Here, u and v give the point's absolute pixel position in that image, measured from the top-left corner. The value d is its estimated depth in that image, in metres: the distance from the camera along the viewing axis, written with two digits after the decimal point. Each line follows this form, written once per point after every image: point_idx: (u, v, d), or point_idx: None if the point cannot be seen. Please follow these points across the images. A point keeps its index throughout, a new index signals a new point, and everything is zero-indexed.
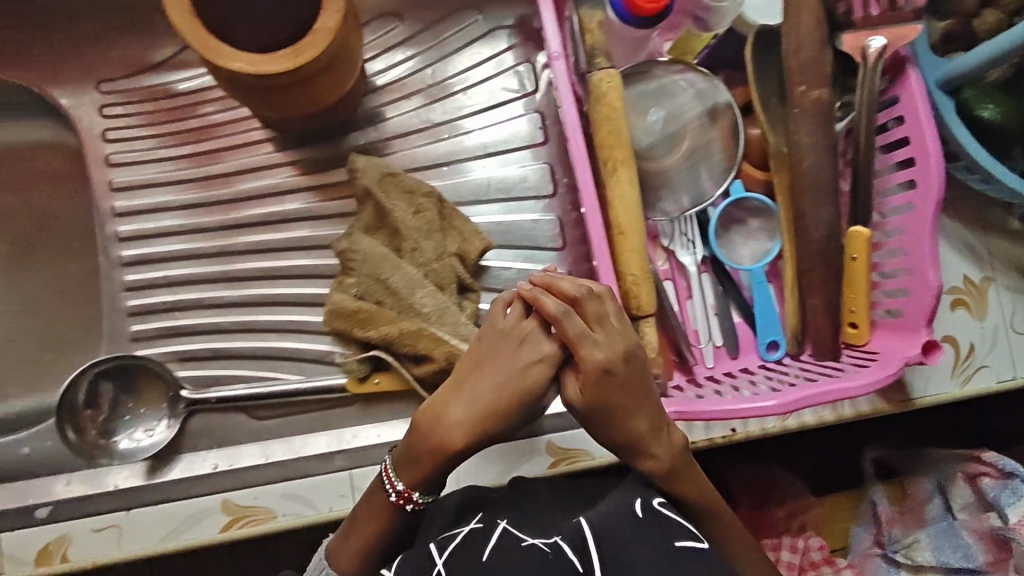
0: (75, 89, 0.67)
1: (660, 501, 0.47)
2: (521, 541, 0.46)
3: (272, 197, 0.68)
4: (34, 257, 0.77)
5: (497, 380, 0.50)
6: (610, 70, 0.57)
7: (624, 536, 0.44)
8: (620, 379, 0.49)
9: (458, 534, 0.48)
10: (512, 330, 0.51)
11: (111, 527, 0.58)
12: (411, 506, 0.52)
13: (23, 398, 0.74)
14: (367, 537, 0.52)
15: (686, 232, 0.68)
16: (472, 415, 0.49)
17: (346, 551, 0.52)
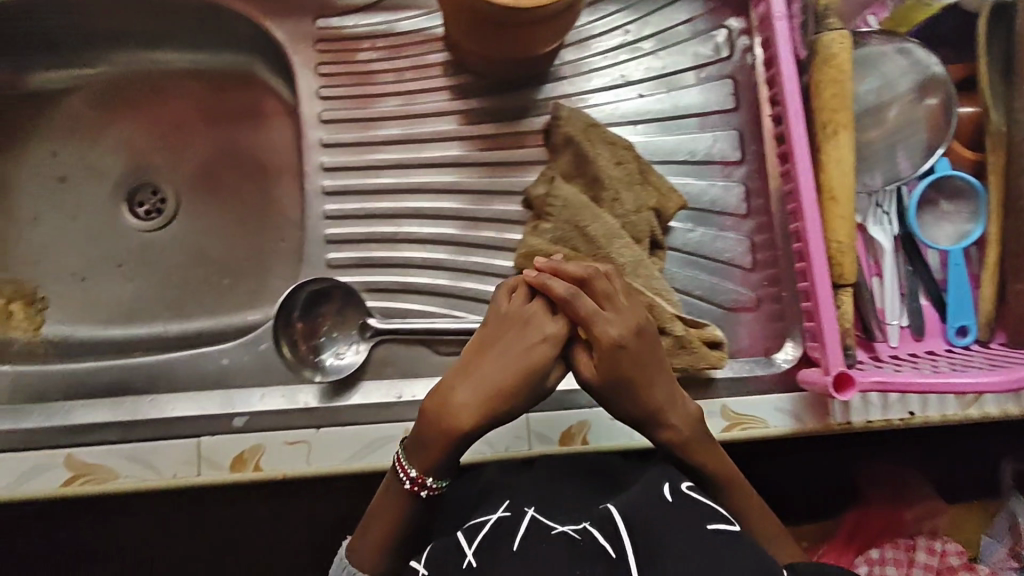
0: (293, 22, 0.70)
1: (688, 486, 0.49)
2: (550, 527, 0.44)
3: (470, 140, 0.69)
4: (214, 186, 0.80)
5: (503, 361, 0.51)
6: (843, 30, 0.57)
7: (659, 525, 0.43)
8: (633, 355, 0.51)
9: (486, 522, 0.46)
10: (514, 314, 0.53)
11: (302, 442, 0.61)
12: (425, 493, 0.53)
13: (205, 318, 0.77)
14: (386, 526, 0.54)
15: (881, 207, 0.67)
16: (484, 398, 0.50)
17: (368, 546, 0.54)
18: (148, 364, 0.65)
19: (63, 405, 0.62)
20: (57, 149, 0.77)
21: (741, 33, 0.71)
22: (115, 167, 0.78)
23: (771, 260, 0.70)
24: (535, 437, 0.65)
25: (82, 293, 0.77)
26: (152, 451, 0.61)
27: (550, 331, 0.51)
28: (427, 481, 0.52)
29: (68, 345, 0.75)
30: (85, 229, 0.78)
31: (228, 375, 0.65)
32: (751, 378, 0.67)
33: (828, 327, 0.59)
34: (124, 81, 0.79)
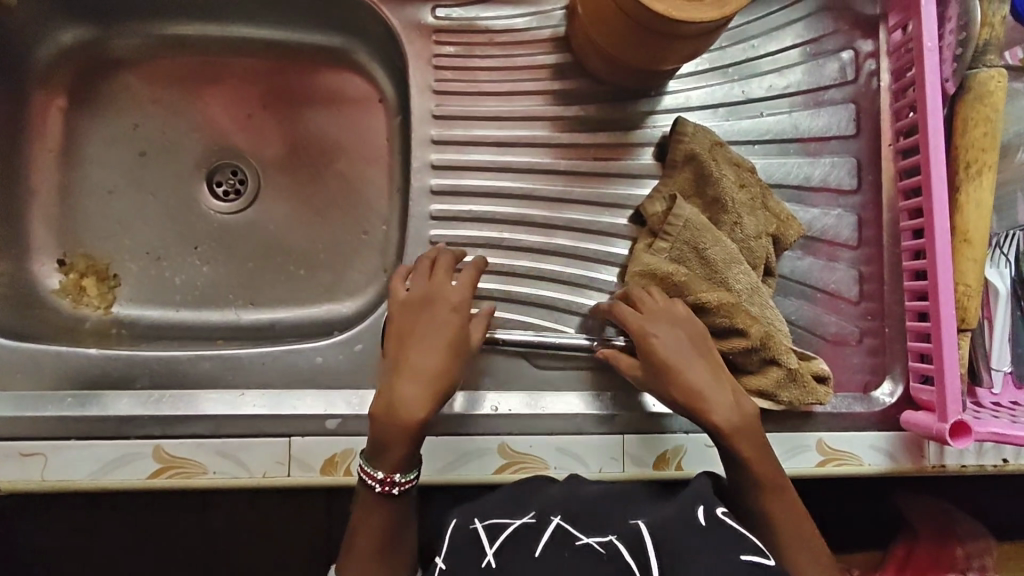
0: (410, 11, 0.68)
1: (722, 511, 0.48)
2: (575, 539, 0.45)
3: (579, 149, 0.67)
4: (297, 169, 0.75)
5: (429, 340, 0.55)
6: (999, 68, 0.57)
7: (685, 543, 0.44)
8: (666, 341, 0.56)
9: (511, 525, 0.47)
10: (419, 300, 0.58)
11: None
12: (397, 489, 0.52)
13: (277, 308, 0.74)
14: (368, 534, 0.52)
15: (1000, 249, 0.64)
16: (419, 380, 0.53)
17: (355, 559, 0.52)
18: (240, 355, 0.64)
19: (150, 394, 0.60)
20: (140, 121, 0.74)
21: (867, 56, 0.69)
22: (197, 144, 0.75)
23: (877, 292, 0.68)
24: (630, 459, 0.62)
25: (153, 272, 0.73)
26: (242, 448, 0.59)
27: (455, 299, 0.58)
28: (395, 476, 0.52)
29: (141, 327, 0.72)
30: (161, 206, 0.74)
31: (322, 374, 0.63)
32: (850, 415, 0.66)
33: (951, 372, 0.58)
34: (213, 54, 0.75)
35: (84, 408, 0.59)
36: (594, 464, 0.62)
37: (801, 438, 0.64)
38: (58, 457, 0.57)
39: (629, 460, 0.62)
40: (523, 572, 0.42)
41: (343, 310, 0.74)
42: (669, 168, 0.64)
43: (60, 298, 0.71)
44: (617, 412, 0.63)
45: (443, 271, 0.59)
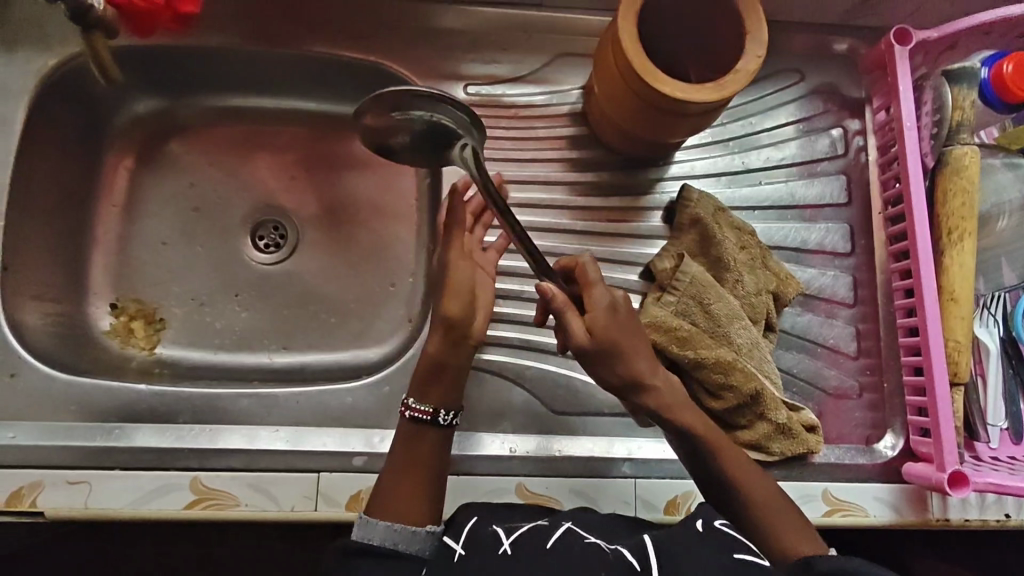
0: (442, 87, 0.75)
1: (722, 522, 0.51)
2: (583, 539, 0.50)
3: (593, 211, 0.74)
4: (334, 225, 0.83)
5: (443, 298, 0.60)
6: (972, 145, 0.63)
7: (680, 545, 0.48)
8: (620, 321, 0.54)
9: (523, 528, 0.52)
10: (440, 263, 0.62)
11: None
12: (410, 413, 0.56)
13: (308, 353, 0.79)
14: (398, 470, 0.54)
15: (989, 309, 0.69)
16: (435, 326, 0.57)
17: (382, 501, 0.53)
18: (277, 394, 0.68)
19: (190, 427, 0.64)
20: (195, 179, 0.82)
21: (856, 134, 0.76)
22: (244, 202, 0.82)
23: (874, 348, 0.72)
24: (642, 503, 0.65)
25: (196, 318, 0.79)
26: (274, 481, 0.62)
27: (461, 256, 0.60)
28: (412, 402, 0.56)
29: (182, 367, 0.77)
30: (208, 256, 0.80)
31: (350, 413, 0.68)
32: (853, 465, 0.68)
33: (946, 422, 0.61)
34: (264, 122, 0.83)
35: (130, 439, 0.63)
36: (606, 507, 0.64)
37: (808, 488, 0.66)
38: (102, 485, 0.61)
39: (640, 505, 0.65)
40: (538, 559, 0.46)
41: (370, 355, 0.79)
42: (676, 230, 0.71)
43: (110, 339, 0.76)
44: (627, 457, 0.66)
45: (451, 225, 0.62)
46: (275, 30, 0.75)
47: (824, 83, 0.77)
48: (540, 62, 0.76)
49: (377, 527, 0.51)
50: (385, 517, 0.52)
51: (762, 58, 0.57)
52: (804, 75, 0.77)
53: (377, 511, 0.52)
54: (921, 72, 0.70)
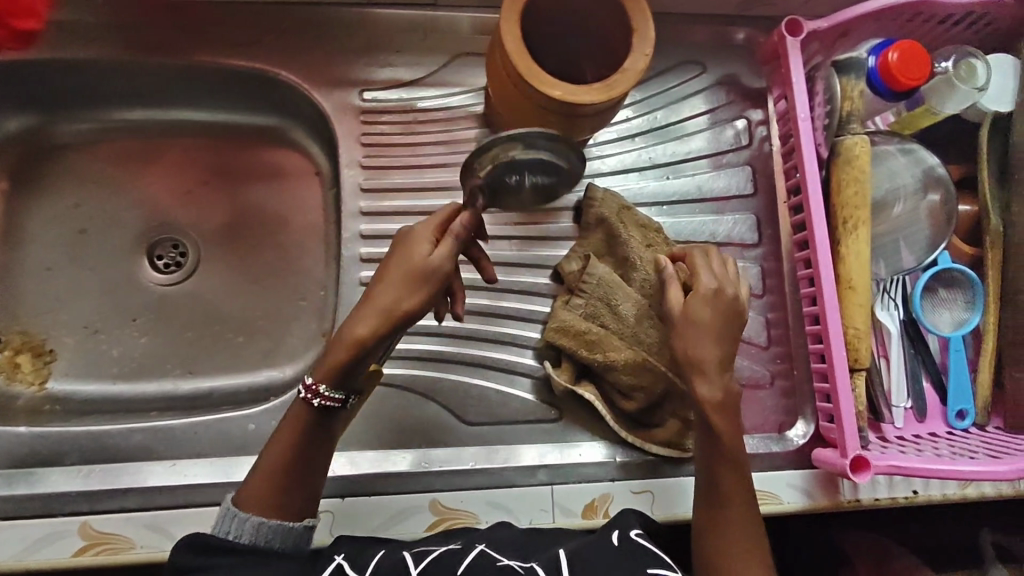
0: (338, 94, 0.72)
1: (637, 532, 0.53)
2: (497, 561, 0.50)
3: (500, 215, 0.72)
4: (236, 240, 0.78)
5: (391, 286, 0.48)
6: (862, 136, 0.64)
7: (594, 560, 0.49)
8: (722, 306, 0.54)
9: (435, 552, 0.51)
10: (413, 264, 0.48)
11: (327, 512, 0.61)
12: (317, 402, 0.50)
13: (213, 376, 0.75)
14: (275, 462, 0.50)
15: (888, 293, 0.71)
16: (383, 309, 0.48)
17: (251, 487, 0.50)
18: (173, 427, 0.65)
19: (79, 469, 0.61)
20: (81, 200, 0.77)
21: (759, 124, 0.76)
22: (137, 221, 0.77)
23: (783, 337, 0.73)
24: (559, 509, 0.64)
25: (89, 347, 0.74)
26: (171, 520, 0.59)
27: (449, 266, 0.49)
28: (324, 390, 0.49)
29: (76, 401, 0.72)
30: (100, 281, 0.76)
31: (253, 440, 0.65)
32: (767, 455, 0.69)
33: (846, 408, 0.62)
34: (154, 135, 0.79)
35: (12, 487, 0.60)
36: (523, 517, 0.63)
37: None
38: None
39: (558, 512, 0.64)
40: None
41: (282, 376, 0.75)
42: (584, 230, 0.70)
43: None
44: (542, 465, 0.65)
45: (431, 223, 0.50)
46: (150, 39, 0.70)
47: (726, 74, 0.77)
48: (438, 62, 0.73)
49: (247, 522, 0.49)
50: (252, 513, 0.49)
51: (650, 56, 0.56)
52: (706, 67, 0.77)
53: (243, 501, 0.50)
54: (816, 60, 0.70)
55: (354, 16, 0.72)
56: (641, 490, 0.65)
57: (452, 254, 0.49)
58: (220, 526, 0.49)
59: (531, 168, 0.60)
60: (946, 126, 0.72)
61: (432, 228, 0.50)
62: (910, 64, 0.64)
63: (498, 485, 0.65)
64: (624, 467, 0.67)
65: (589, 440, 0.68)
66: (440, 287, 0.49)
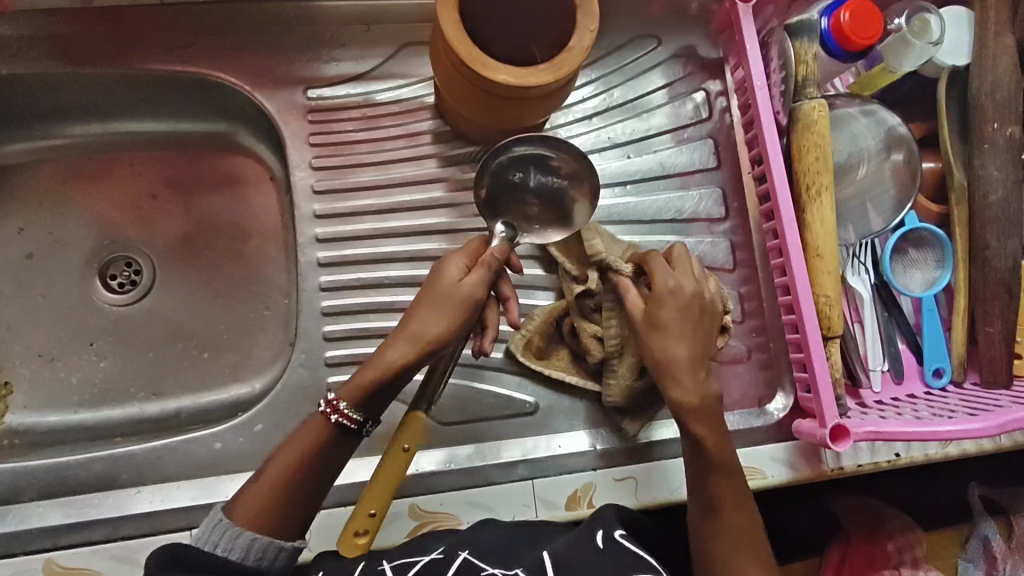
0: (285, 94, 0.70)
1: (621, 533, 0.52)
2: (480, 568, 0.48)
3: (461, 207, 0.70)
4: (193, 254, 0.75)
5: (427, 313, 0.48)
6: (819, 99, 0.62)
7: (584, 568, 0.47)
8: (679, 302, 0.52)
9: (419, 561, 0.49)
10: (447, 291, 0.48)
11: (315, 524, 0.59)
12: (336, 418, 0.48)
13: (179, 396, 0.72)
14: (283, 472, 0.48)
15: (858, 258, 0.70)
16: (414, 335, 0.48)
17: (249, 498, 0.47)
18: (135, 453, 0.63)
19: (41, 504, 0.59)
20: (25, 224, 0.74)
21: (718, 95, 0.75)
22: (86, 242, 0.74)
23: (757, 310, 0.72)
24: (542, 503, 0.63)
25: (47, 377, 0.71)
26: (140, 548, 0.57)
27: (480, 295, 0.49)
28: (344, 406, 0.48)
29: (36, 434, 0.70)
30: (53, 308, 0.73)
31: (223, 458, 0.63)
32: (748, 430, 0.68)
33: (822, 378, 0.62)
34: (97, 152, 0.76)
35: None
36: (505, 513, 0.62)
37: None
38: None
39: (540, 507, 0.63)
40: None
41: (251, 390, 0.73)
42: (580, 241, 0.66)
43: None
44: (521, 459, 0.64)
45: (464, 256, 0.51)
46: (79, 49, 0.66)
47: (682, 47, 0.75)
48: (385, 54, 0.71)
49: (239, 541, 0.45)
50: (246, 527, 0.46)
51: (596, 32, 0.54)
52: (660, 40, 0.75)
53: (236, 512, 0.46)
54: (771, 25, 0.68)
55: (293, 11, 0.69)
56: (624, 477, 0.64)
57: (484, 284, 0.49)
58: (206, 539, 0.45)
59: (536, 165, 0.58)
60: (905, 84, 0.71)
61: (465, 255, 0.51)
62: (864, 24, 0.63)
63: (477, 484, 0.64)
64: (605, 454, 0.66)
65: (567, 429, 0.67)
66: (472, 313, 0.49)
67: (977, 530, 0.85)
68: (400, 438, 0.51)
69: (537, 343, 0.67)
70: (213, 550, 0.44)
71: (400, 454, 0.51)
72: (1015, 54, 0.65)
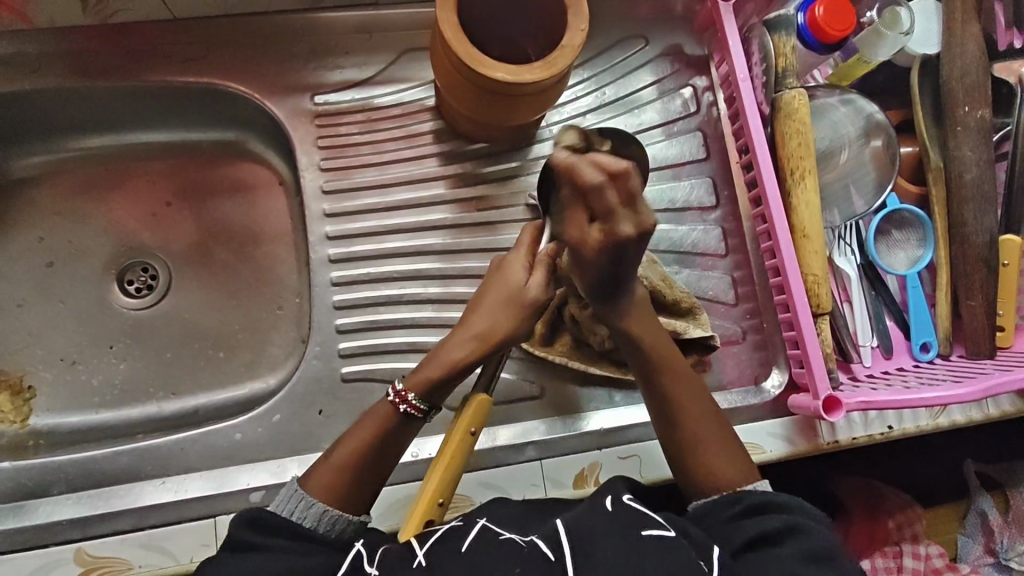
0: (292, 101, 0.73)
1: (629, 498, 0.53)
2: (499, 534, 0.49)
3: (463, 202, 0.74)
4: (207, 258, 0.78)
5: (493, 314, 0.53)
6: (799, 89, 0.66)
7: (595, 529, 0.48)
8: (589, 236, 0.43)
9: (439, 530, 0.51)
10: (518, 292, 0.53)
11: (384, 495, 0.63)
12: (405, 408, 0.53)
13: (197, 394, 0.75)
14: (350, 457, 0.52)
15: (844, 239, 0.73)
16: (480, 333, 0.53)
17: (321, 474, 0.51)
18: (159, 446, 0.66)
19: (70, 496, 0.62)
20: (44, 233, 0.77)
21: (705, 90, 0.78)
22: (103, 250, 0.77)
23: (750, 293, 0.75)
24: (550, 482, 0.65)
25: (69, 379, 0.74)
26: (167, 536, 0.59)
27: (543, 297, 0.53)
28: (413, 397, 0.53)
29: (59, 435, 0.72)
30: (73, 313, 0.76)
31: (243, 449, 0.66)
32: (745, 407, 0.71)
33: (814, 353, 0.64)
34: (112, 163, 0.79)
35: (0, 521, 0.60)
36: (517, 493, 0.65)
37: None
38: None
39: (550, 486, 0.65)
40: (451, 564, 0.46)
41: (266, 386, 0.76)
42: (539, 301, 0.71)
43: None
44: (529, 441, 0.67)
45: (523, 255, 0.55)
46: (96, 64, 0.69)
47: (668, 46, 0.79)
48: (386, 60, 0.74)
49: (311, 508, 0.50)
50: (320, 500, 0.50)
51: (586, 31, 0.58)
52: (648, 40, 0.79)
53: (310, 485, 0.51)
54: (751, 22, 0.72)
55: (299, 22, 0.72)
56: (628, 456, 0.67)
57: (546, 284, 0.53)
58: (283, 507, 0.50)
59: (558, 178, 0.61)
60: (881, 74, 0.75)
61: (525, 255, 0.55)
62: (837, 18, 0.67)
63: (488, 466, 0.66)
64: (609, 434, 0.69)
65: (572, 412, 0.70)
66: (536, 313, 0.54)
67: (974, 505, 0.88)
68: (467, 420, 0.55)
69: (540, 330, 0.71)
70: (289, 515, 0.49)
71: (468, 436, 0.55)
72: (981, 42, 0.69)
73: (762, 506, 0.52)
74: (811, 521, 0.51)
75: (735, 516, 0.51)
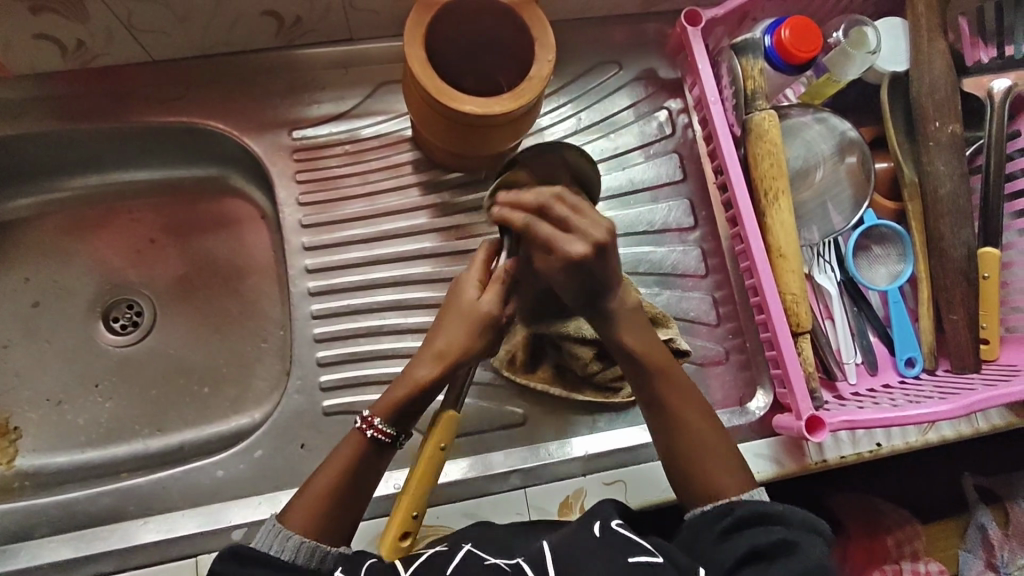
0: (272, 136, 0.74)
1: (618, 521, 0.51)
2: (484, 560, 0.48)
3: (441, 232, 0.74)
4: (190, 293, 0.79)
5: (451, 333, 0.53)
6: (768, 110, 0.67)
7: (583, 555, 0.47)
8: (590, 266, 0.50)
9: (423, 554, 0.50)
10: (470, 310, 0.53)
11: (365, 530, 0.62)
12: (372, 433, 0.53)
13: (184, 430, 0.75)
14: (326, 484, 0.52)
15: (823, 257, 0.73)
16: (437, 352, 0.53)
17: (298, 507, 0.51)
18: (142, 485, 0.66)
19: (53, 539, 0.61)
20: (30, 274, 0.77)
21: (679, 112, 0.80)
22: (89, 288, 0.78)
23: (732, 312, 0.75)
24: (535, 510, 0.65)
25: (56, 420, 0.74)
26: None
27: (497, 310, 0.53)
28: (379, 422, 0.52)
29: (46, 475, 0.72)
30: (58, 352, 0.76)
31: (225, 486, 0.66)
32: (730, 428, 0.70)
33: (795, 372, 0.64)
34: (95, 203, 0.80)
35: None
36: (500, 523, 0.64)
37: None
38: None
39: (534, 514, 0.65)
40: None
41: (251, 421, 0.76)
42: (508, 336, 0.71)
43: None
44: (512, 469, 0.66)
45: (478, 275, 0.55)
46: (79, 107, 0.71)
47: (642, 71, 0.80)
48: (363, 93, 0.75)
49: (291, 539, 0.49)
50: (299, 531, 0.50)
51: (553, 62, 0.59)
52: (621, 65, 0.80)
53: (288, 517, 0.50)
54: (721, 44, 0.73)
55: (277, 59, 0.74)
56: (613, 481, 0.66)
57: (500, 300, 0.54)
58: (263, 542, 0.49)
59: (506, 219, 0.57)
60: (853, 91, 0.76)
61: (478, 274, 0.55)
62: (803, 39, 0.68)
63: (473, 496, 0.66)
64: (593, 461, 0.68)
65: (555, 438, 0.70)
66: (489, 326, 0.53)
67: (973, 519, 0.87)
68: (436, 438, 0.54)
69: (521, 357, 0.71)
70: (267, 551, 0.48)
71: (438, 451, 0.54)
72: (949, 57, 0.69)
73: (753, 520, 0.50)
74: (803, 531, 0.50)
75: (725, 533, 0.50)
